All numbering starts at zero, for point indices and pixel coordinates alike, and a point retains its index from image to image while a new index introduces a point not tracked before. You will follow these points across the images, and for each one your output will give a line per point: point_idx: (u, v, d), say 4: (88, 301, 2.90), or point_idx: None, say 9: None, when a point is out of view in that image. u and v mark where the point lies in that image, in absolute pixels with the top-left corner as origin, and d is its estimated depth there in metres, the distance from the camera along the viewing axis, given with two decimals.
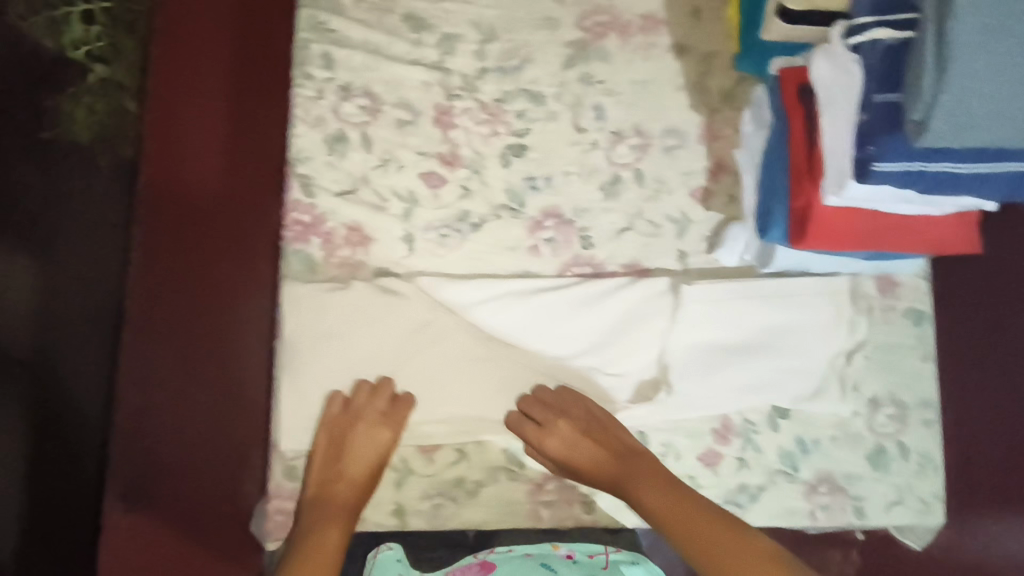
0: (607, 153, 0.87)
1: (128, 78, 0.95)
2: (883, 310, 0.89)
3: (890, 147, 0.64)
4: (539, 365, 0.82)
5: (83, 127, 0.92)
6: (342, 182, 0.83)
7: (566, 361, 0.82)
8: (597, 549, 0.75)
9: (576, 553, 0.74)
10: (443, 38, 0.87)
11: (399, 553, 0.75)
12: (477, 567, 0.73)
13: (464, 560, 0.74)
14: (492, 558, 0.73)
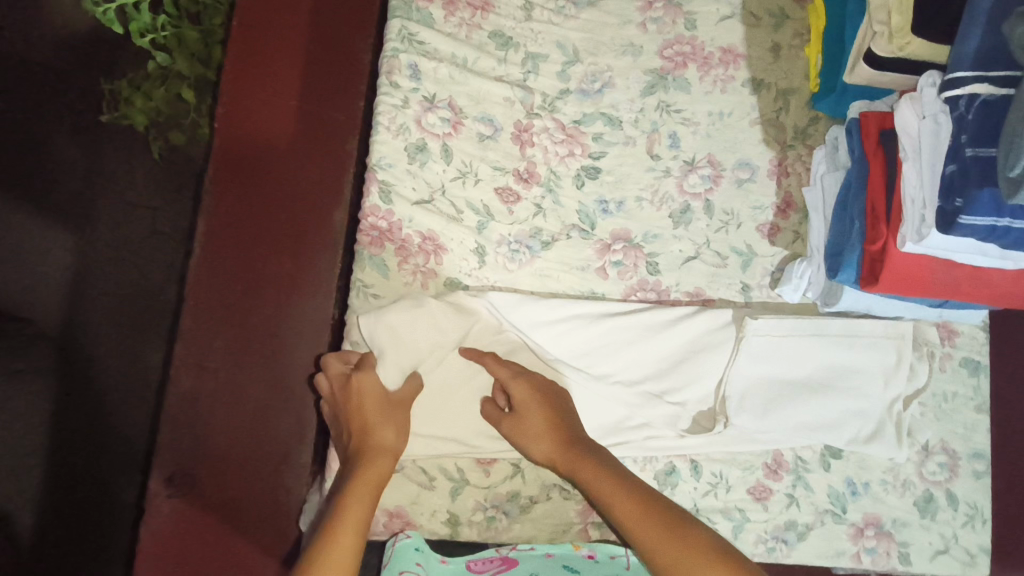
0: (679, 181, 0.88)
1: (186, 67, 1.08)
2: (941, 358, 0.90)
3: (980, 203, 0.64)
4: (604, 389, 0.82)
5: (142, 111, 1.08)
6: (420, 191, 0.84)
7: (632, 387, 0.82)
8: (619, 551, 0.77)
9: (597, 553, 0.76)
10: (527, 57, 0.89)
11: (417, 542, 0.74)
12: (498, 559, 0.76)
13: (486, 553, 0.77)
14: (515, 554, 0.76)
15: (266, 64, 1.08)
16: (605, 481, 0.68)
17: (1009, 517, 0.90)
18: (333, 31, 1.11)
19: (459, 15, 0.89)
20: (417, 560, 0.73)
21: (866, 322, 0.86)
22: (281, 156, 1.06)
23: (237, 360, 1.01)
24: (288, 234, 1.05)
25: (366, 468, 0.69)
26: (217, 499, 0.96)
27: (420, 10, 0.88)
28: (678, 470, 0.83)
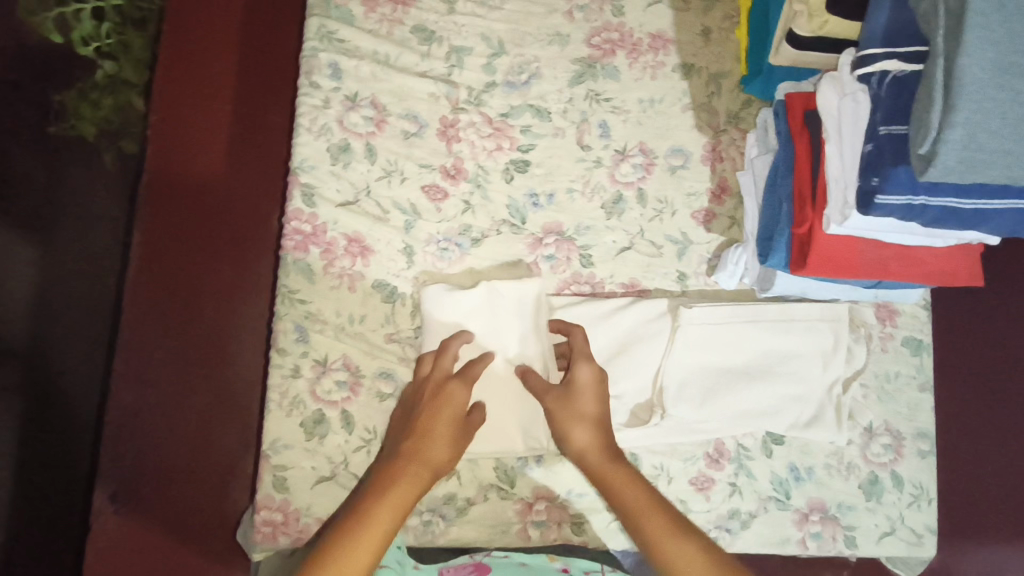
0: (610, 171, 0.87)
1: (134, 74, 1.09)
2: (881, 338, 0.89)
3: (896, 180, 0.63)
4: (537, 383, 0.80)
5: (91, 122, 1.04)
6: (345, 192, 0.82)
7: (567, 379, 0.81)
8: (593, 566, 0.76)
9: (572, 567, 0.75)
10: (451, 51, 0.87)
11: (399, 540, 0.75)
12: (471, 566, 0.75)
13: (458, 560, 0.76)
14: (487, 560, 0.75)
15: (199, 72, 1.10)
16: (624, 481, 0.67)
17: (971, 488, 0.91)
18: (266, 38, 1.13)
19: (379, 12, 0.87)
20: (398, 558, 0.73)
21: (800, 307, 0.86)
22: (218, 163, 1.08)
23: (182, 367, 1.01)
24: (229, 239, 1.06)
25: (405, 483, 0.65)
26: (164, 513, 0.96)
27: (339, 7, 0.86)
28: None
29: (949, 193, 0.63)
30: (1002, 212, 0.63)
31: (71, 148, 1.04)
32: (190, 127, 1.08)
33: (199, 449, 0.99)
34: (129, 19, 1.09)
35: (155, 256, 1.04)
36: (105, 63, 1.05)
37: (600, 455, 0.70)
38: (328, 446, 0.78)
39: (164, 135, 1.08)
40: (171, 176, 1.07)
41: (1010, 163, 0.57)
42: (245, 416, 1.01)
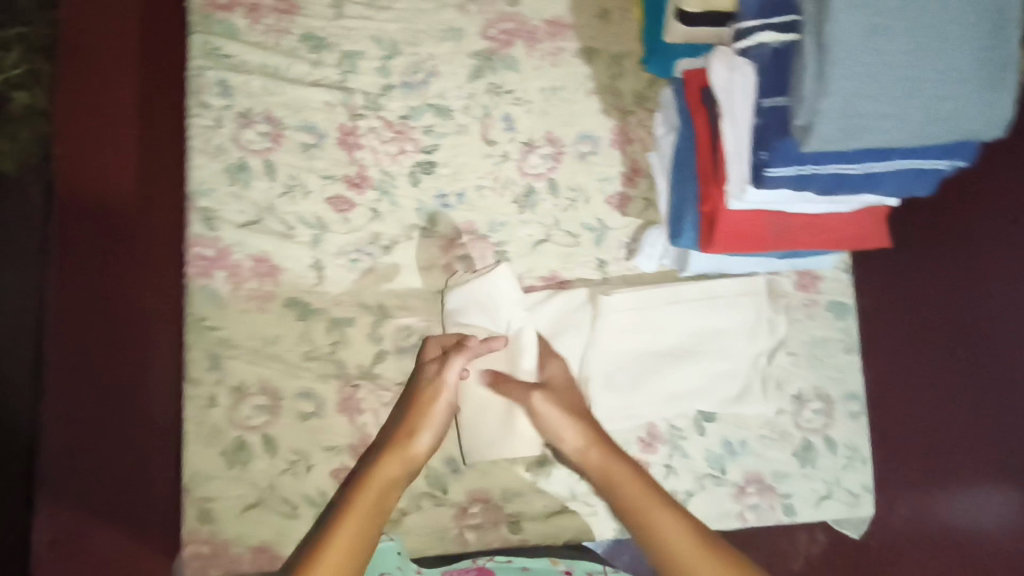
0: (519, 164, 0.86)
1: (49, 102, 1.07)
2: (805, 305, 0.89)
3: (783, 152, 0.62)
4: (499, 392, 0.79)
5: (9, 158, 1.05)
6: (246, 212, 0.80)
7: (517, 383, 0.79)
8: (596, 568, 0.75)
9: (575, 568, 0.75)
10: (343, 57, 0.85)
11: (399, 545, 0.73)
12: (474, 571, 0.74)
13: (462, 564, 0.75)
14: (489, 564, 0.74)
15: (100, 77, 1.05)
16: (628, 480, 0.71)
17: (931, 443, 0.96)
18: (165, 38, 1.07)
19: (265, 23, 0.85)
20: (398, 564, 0.72)
21: (719, 280, 0.86)
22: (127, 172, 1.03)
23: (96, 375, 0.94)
24: (139, 244, 1.00)
25: (384, 475, 0.70)
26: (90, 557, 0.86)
27: (222, 22, 0.83)
28: (550, 459, 0.83)
29: (836, 161, 0.62)
30: (885, 175, 0.64)
31: (8, 191, 1.05)
32: (84, 141, 1.03)
33: (127, 481, 0.91)
34: (36, 46, 1.07)
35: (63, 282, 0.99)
36: (17, 94, 1.05)
37: (599, 451, 0.73)
38: (253, 472, 0.76)
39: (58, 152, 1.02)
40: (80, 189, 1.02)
41: (888, 125, 0.57)
42: (166, 425, 0.94)
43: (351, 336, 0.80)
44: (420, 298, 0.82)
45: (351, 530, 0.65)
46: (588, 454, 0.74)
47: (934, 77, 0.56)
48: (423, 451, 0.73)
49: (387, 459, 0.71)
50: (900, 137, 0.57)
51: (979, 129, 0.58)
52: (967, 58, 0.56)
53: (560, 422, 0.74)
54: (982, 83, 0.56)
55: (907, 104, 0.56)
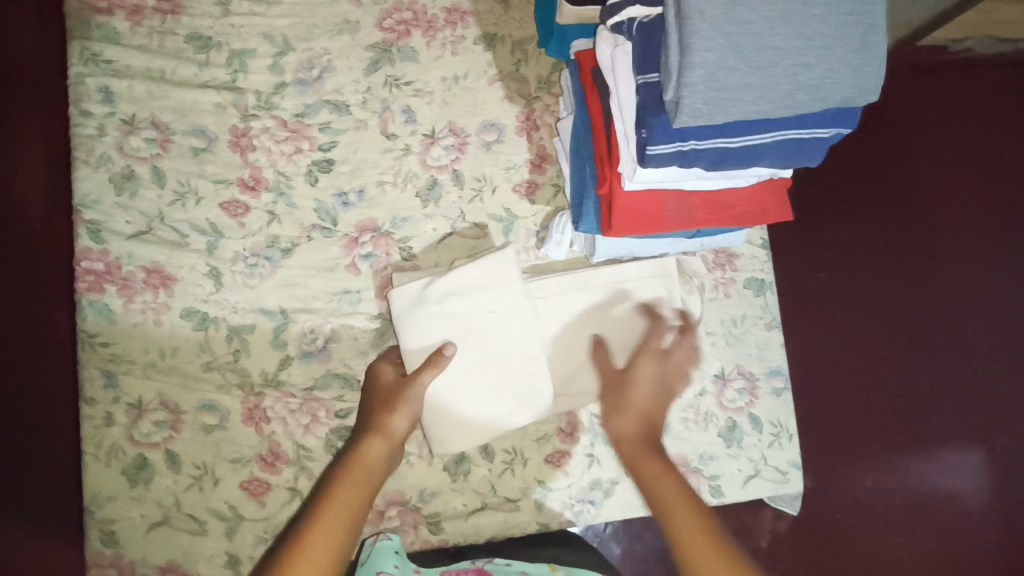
0: (421, 157, 0.84)
1: None
2: (721, 284, 0.89)
3: (662, 129, 0.61)
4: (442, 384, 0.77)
5: None
6: (136, 223, 0.78)
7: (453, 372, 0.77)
8: None
9: None
10: (232, 56, 0.82)
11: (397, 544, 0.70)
12: (474, 570, 0.70)
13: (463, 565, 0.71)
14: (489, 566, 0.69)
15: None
16: (664, 468, 0.65)
17: (835, 415, 1.12)
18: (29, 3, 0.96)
19: (147, 25, 0.81)
20: (397, 562, 0.69)
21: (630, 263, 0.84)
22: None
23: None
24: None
25: (366, 458, 0.66)
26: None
27: (101, 27, 0.81)
28: (469, 456, 0.80)
29: (714, 136, 0.61)
30: (771, 145, 0.62)
31: None
32: None
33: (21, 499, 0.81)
34: None
35: None
36: None
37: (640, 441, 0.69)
38: (156, 490, 0.74)
39: None
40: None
41: (755, 96, 0.56)
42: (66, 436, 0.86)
43: (252, 343, 0.78)
44: (324, 300, 0.80)
45: (337, 515, 0.59)
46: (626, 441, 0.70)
47: (797, 45, 0.56)
48: (402, 431, 0.71)
49: (375, 437, 0.68)
50: (770, 108, 0.57)
51: (851, 95, 0.57)
52: (829, 24, 0.56)
53: (623, 401, 0.73)
54: (846, 50, 0.56)
55: (771, 74, 0.56)
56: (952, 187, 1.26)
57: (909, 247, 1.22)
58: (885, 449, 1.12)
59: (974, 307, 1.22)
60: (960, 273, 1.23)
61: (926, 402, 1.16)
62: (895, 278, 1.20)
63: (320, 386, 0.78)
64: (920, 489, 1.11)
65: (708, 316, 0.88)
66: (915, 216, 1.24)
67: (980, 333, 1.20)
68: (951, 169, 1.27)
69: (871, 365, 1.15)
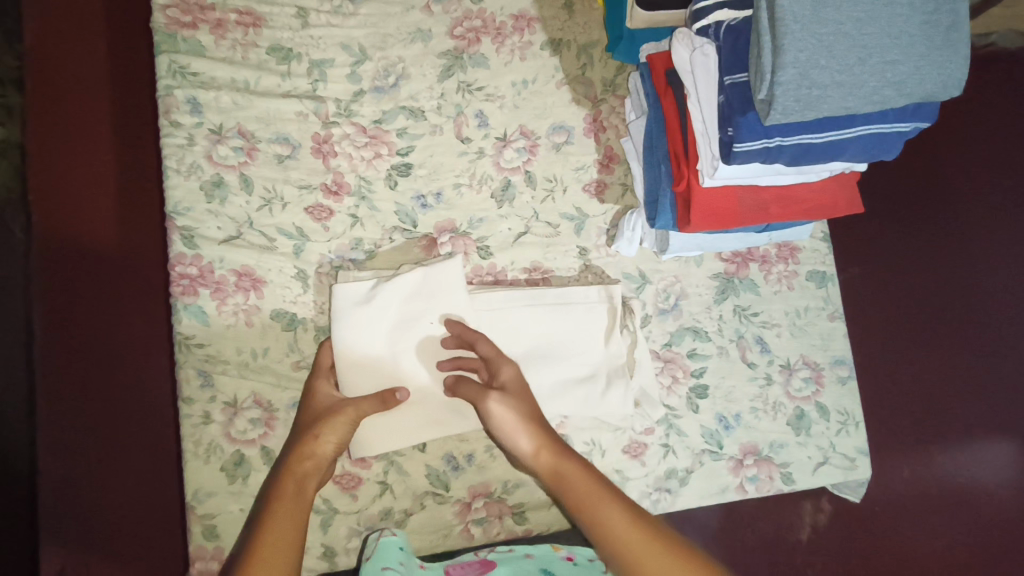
0: (494, 160, 0.86)
1: (16, 101, 1.03)
2: (786, 276, 0.92)
3: (747, 127, 0.63)
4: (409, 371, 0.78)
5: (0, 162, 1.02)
6: (226, 228, 0.81)
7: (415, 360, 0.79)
8: (596, 553, 0.75)
9: (576, 555, 0.74)
10: (312, 66, 0.85)
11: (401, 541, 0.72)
12: (477, 563, 0.74)
13: (464, 557, 0.75)
14: (492, 556, 0.74)
15: (71, 89, 1.07)
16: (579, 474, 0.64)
17: (883, 410, 1.16)
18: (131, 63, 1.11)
19: (230, 37, 0.84)
20: (401, 559, 0.70)
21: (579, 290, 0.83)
22: (100, 187, 1.06)
23: (79, 385, 0.98)
24: (105, 262, 1.04)
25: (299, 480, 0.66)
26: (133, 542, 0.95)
27: (187, 40, 0.83)
28: None
29: (800, 132, 0.64)
30: (853, 140, 0.65)
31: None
32: (69, 153, 1.05)
33: (148, 478, 0.98)
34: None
35: (65, 295, 1.01)
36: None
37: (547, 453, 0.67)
38: (254, 486, 0.77)
39: (47, 168, 1.04)
40: (41, 198, 1.03)
41: (845, 93, 0.59)
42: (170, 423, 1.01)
43: None
44: None
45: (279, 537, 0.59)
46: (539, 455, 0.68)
47: (883, 44, 0.58)
48: (329, 454, 0.70)
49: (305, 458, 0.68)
50: (858, 104, 0.59)
51: (935, 90, 0.60)
52: (914, 23, 0.59)
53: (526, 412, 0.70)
54: (930, 48, 0.59)
55: (860, 72, 0.58)
56: (983, 183, 1.30)
57: (938, 243, 1.26)
58: (923, 442, 1.15)
59: (1005, 301, 1.25)
60: (990, 268, 1.26)
61: (964, 396, 1.19)
62: (926, 275, 1.24)
63: None
64: (958, 481, 1.15)
65: (773, 308, 0.91)
66: (944, 213, 1.28)
67: (1012, 326, 1.24)
68: (984, 166, 1.31)
69: (907, 360, 1.19)
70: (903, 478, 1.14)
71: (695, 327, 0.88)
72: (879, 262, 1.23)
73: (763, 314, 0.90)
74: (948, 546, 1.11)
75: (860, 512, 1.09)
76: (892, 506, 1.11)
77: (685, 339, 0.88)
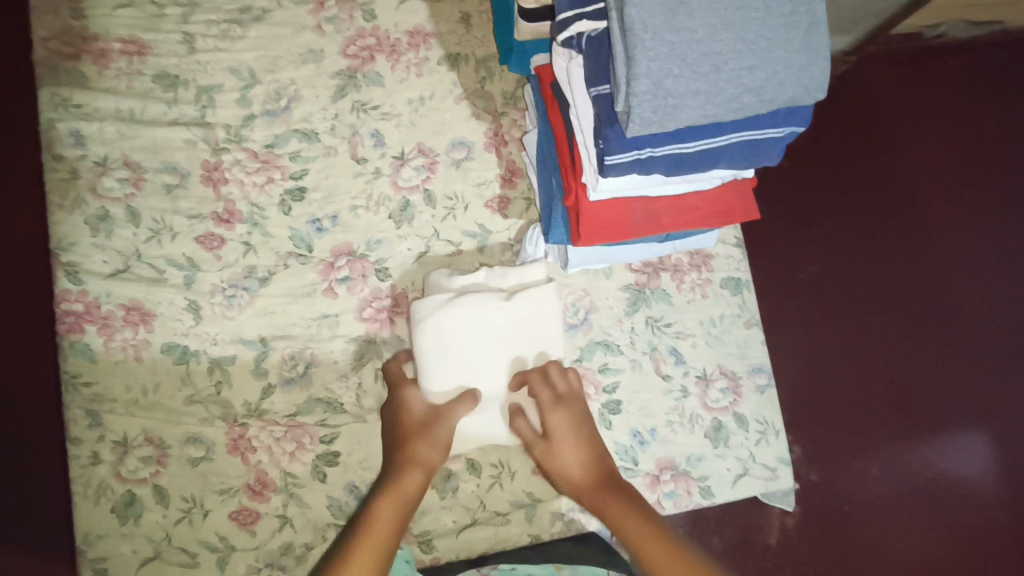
0: (392, 179, 0.85)
1: None
2: (698, 285, 0.90)
3: (616, 139, 0.62)
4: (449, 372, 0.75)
5: None
6: (113, 262, 0.79)
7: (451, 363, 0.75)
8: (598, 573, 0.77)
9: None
10: (200, 92, 0.83)
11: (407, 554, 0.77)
12: None
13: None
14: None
15: None
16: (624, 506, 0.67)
17: (832, 411, 1.10)
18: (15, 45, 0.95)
19: (115, 67, 0.83)
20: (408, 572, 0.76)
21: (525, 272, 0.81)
22: None
23: None
24: None
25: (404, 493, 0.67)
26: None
27: (69, 71, 0.82)
28: (455, 473, 0.81)
29: (669, 142, 0.62)
30: (726, 148, 0.63)
31: None
32: None
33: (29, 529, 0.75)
34: None
35: None
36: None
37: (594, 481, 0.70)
38: (146, 526, 0.74)
39: None
40: None
41: (702, 102, 0.57)
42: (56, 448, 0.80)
43: (234, 374, 0.78)
44: (303, 326, 0.80)
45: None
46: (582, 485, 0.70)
47: (738, 49, 0.57)
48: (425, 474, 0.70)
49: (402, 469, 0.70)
50: (718, 112, 0.58)
51: (797, 94, 0.59)
52: (770, 26, 0.58)
53: (565, 439, 0.72)
54: (788, 51, 0.58)
55: (716, 79, 0.57)
56: (921, 169, 1.28)
57: (889, 233, 1.22)
58: (888, 440, 1.11)
59: (960, 286, 1.22)
60: (942, 255, 1.23)
61: (925, 387, 1.15)
62: (880, 267, 1.20)
63: (303, 411, 0.78)
64: (927, 477, 1.10)
65: (687, 317, 0.89)
66: (894, 202, 1.25)
67: (967, 310, 1.21)
68: (921, 151, 1.29)
69: (865, 355, 1.14)
70: (868, 480, 1.08)
71: (605, 341, 0.86)
72: (821, 259, 1.18)
73: (676, 324, 0.88)
74: (922, 547, 1.06)
75: (823, 511, 1.05)
76: (852, 507, 1.06)
77: (596, 354, 0.86)
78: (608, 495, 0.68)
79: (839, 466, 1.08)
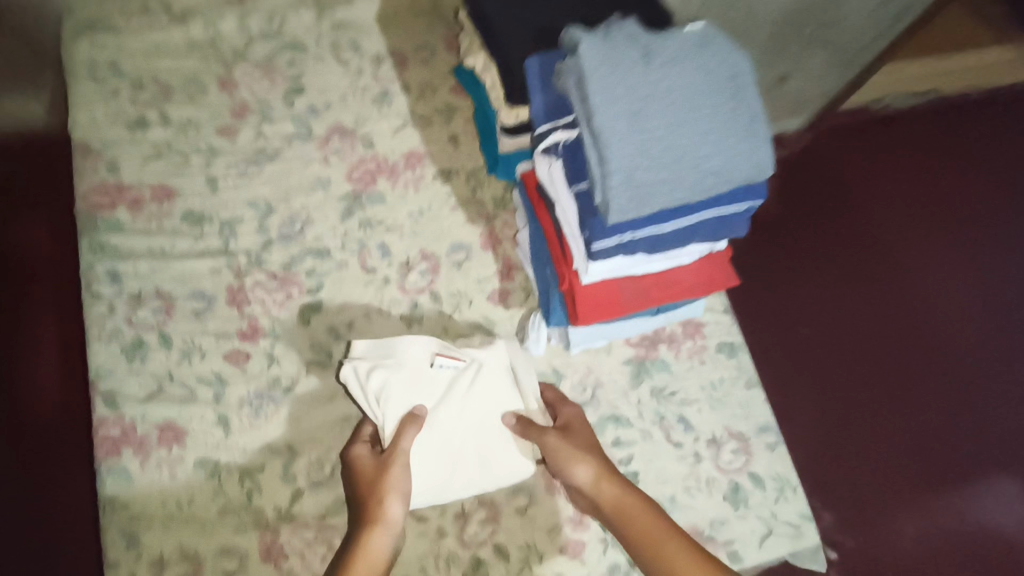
0: (400, 284, 0.92)
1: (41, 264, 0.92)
2: (696, 352, 0.95)
3: (599, 228, 0.69)
4: (466, 419, 0.81)
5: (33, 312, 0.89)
6: (147, 385, 0.84)
7: (464, 411, 0.81)
8: None
9: None
10: (223, 225, 0.93)
11: None
12: None
13: None
14: None
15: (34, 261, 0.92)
16: (646, 510, 0.73)
17: (848, 471, 1.13)
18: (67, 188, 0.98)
19: (146, 211, 0.92)
20: None
21: (440, 355, 0.82)
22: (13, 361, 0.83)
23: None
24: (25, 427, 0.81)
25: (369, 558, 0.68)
26: None
27: (107, 218, 0.91)
28: (485, 560, 0.82)
29: (647, 225, 0.70)
30: (697, 225, 0.71)
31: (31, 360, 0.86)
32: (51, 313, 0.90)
33: None
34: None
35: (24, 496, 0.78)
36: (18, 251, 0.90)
37: (613, 484, 0.75)
38: None
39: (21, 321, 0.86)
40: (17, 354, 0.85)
41: (670, 188, 0.66)
42: None
43: (264, 481, 0.81)
44: (327, 429, 0.85)
45: None
46: (600, 491, 0.76)
47: (696, 141, 0.66)
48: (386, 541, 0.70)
49: (360, 559, 0.67)
50: (686, 195, 0.66)
51: (751, 174, 0.68)
52: (720, 119, 0.67)
53: (583, 443, 0.79)
54: (738, 138, 0.67)
55: (680, 169, 0.66)
56: (891, 232, 1.37)
57: (873, 292, 1.29)
58: (911, 491, 1.13)
59: (950, 338, 1.27)
60: (927, 309, 1.30)
61: (936, 438, 1.18)
62: (870, 325, 1.26)
63: (332, 512, 0.81)
64: (955, 530, 1.12)
65: (689, 384, 0.93)
66: (872, 265, 1.32)
67: (962, 361, 1.25)
68: (888, 215, 1.38)
69: (869, 412, 1.19)
70: (895, 537, 1.09)
71: (615, 415, 0.90)
72: (809, 323, 1.24)
73: (680, 392, 0.93)
74: None
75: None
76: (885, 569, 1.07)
77: (607, 428, 0.89)
78: (628, 498, 0.74)
79: (865, 527, 1.09)
